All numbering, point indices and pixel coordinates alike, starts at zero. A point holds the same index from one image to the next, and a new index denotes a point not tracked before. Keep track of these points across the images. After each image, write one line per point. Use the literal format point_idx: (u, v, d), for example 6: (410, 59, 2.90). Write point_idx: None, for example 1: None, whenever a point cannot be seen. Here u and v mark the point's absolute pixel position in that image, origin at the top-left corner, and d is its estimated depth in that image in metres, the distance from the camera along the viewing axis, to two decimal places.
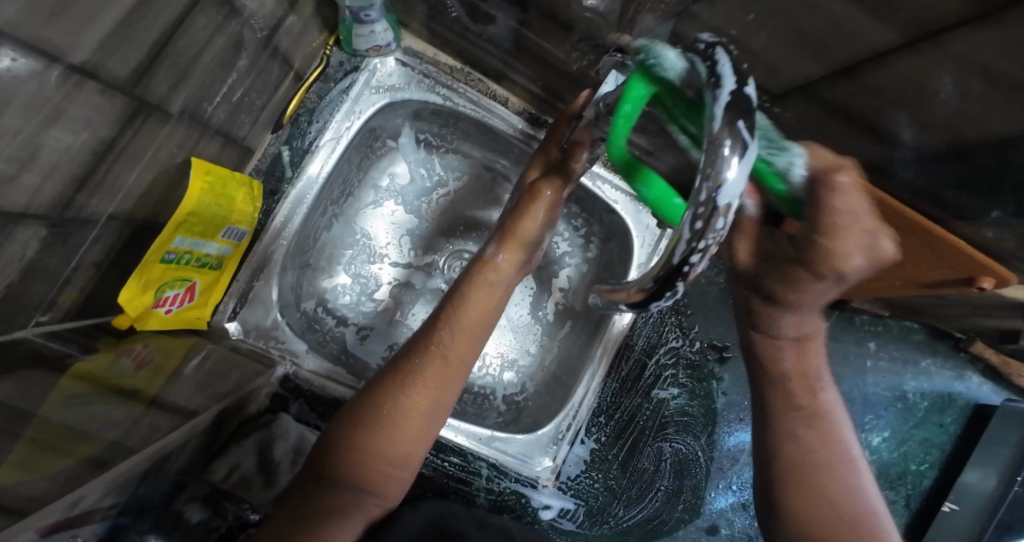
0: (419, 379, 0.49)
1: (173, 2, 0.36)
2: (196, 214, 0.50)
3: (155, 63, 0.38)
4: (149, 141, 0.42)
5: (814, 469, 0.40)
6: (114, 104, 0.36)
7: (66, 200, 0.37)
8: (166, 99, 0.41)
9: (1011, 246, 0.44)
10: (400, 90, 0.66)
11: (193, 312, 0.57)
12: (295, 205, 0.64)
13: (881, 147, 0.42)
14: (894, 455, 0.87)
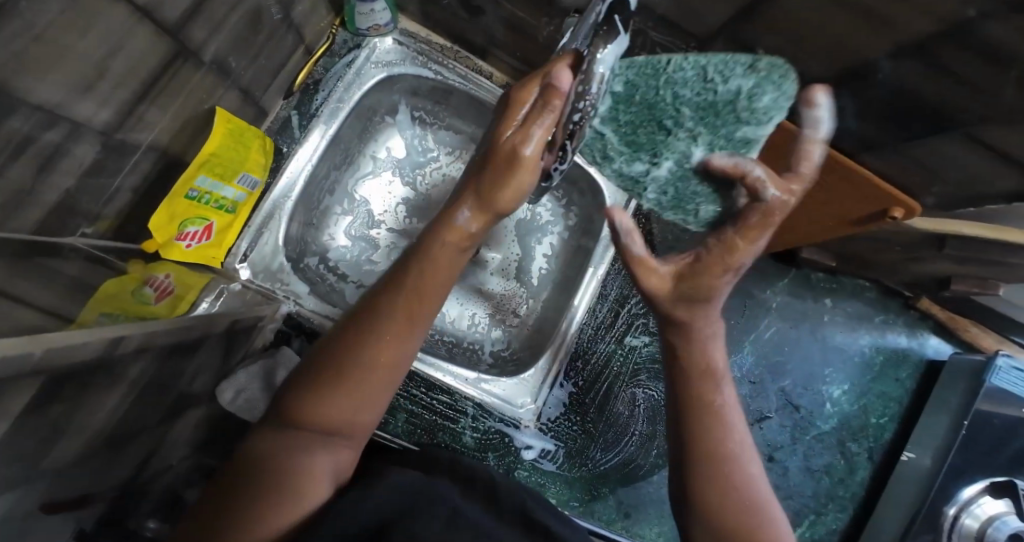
0: (385, 327, 0.41)
1: None
2: (216, 156, 0.58)
3: (195, 13, 0.46)
4: (185, 82, 0.50)
5: (721, 461, 0.38)
6: (163, 44, 0.44)
7: (120, 124, 0.44)
8: (201, 49, 0.49)
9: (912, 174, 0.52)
10: (396, 65, 0.75)
11: (209, 250, 0.64)
12: (301, 163, 0.71)
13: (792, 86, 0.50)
14: (855, 407, 0.93)
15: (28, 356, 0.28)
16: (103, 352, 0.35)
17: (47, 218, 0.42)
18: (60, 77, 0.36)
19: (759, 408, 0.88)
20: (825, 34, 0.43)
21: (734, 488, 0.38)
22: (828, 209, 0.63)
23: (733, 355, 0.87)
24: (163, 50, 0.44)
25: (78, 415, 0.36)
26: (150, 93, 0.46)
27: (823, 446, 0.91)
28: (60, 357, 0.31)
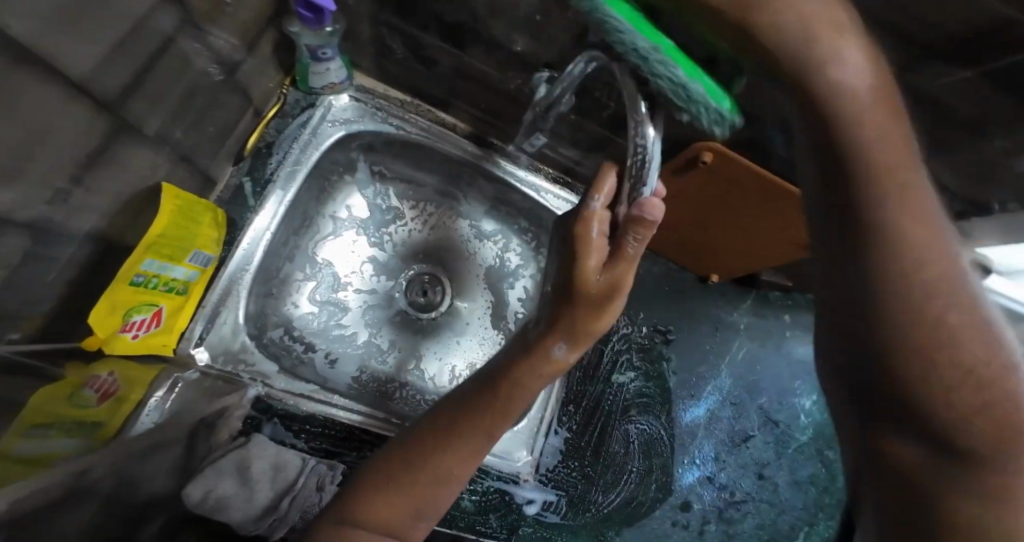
0: (468, 430, 0.42)
1: (151, 38, 0.43)
2: (163, 237, 0.53)
3: (134, 87, 0.43)
4: (126, 157, 0.46)
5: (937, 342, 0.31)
6: (98, 121, 0.41)
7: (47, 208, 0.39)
8: (141, 121, 0.46)
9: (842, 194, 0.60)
10: (354, 122, 0.73)
11: (157, 338, 0.57)
12: (259, 231, 0.66)
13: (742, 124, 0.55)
14: (825, 415, 0.95)
15: None
16: None
17: None
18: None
19: (743, 428, 0.90)
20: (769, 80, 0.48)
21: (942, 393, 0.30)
22: (781, 233, 0.70)
23: (713, 379, 0.88)
24: (99, 128, 0.41)
25: None
26: (83, 174, 0.42)
27: (804, 457, 0.93)
28: None
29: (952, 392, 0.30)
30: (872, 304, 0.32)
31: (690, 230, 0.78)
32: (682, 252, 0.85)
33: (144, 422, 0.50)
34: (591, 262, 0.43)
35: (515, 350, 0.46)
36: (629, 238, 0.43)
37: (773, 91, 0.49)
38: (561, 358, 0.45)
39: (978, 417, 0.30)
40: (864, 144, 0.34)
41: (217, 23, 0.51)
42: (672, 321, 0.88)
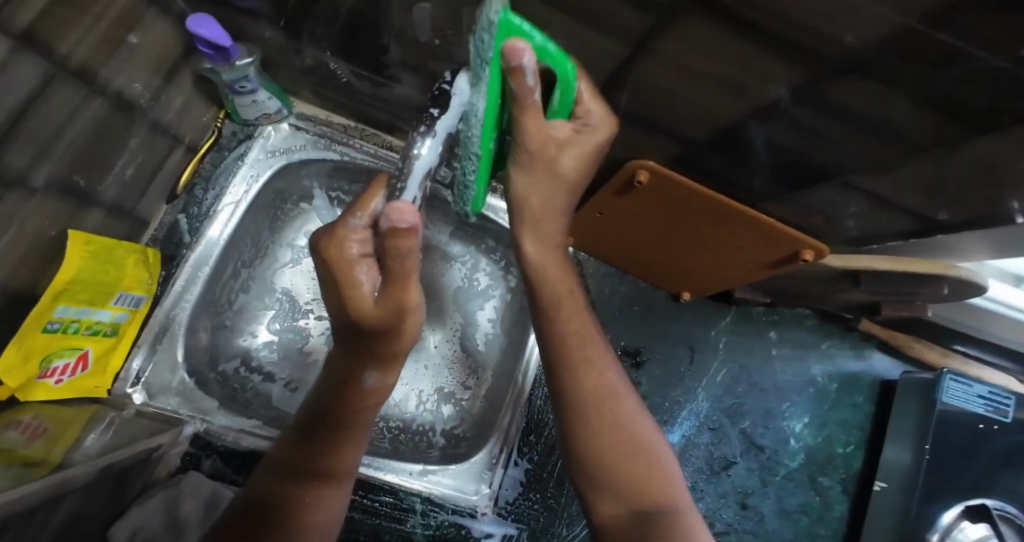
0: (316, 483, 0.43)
1: (29, 79, 0.39)
2: (76, 281, 0.52)
3: (9, 137, 0.40)
4: (16, 211, 0.44)
5: (609, 430, 0.51)
6: None
7: None
8: (27, 173, 0.43)
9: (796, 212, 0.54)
10: (295, 151, 0.72)
11: (88, 380, 0.57)
12: (197, 266, 0.66)
13: (675, 142, 0.51)
14: (819, 439, 0.89)
15: None
16: None
17: None
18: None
19: (723, 454, 0.84)
20: (688, 98, 0.43)
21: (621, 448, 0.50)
22: (746, 256, 0.64)
23: (689, 402, 0.83)
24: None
25: None
26: None
27: (794, 485, 0.87)
28: None
29: (609, 448, 0.50)
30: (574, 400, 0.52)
31: (654, 249, 0.70)
32: (646, 272, 0.79)
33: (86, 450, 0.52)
34: (360, 282, 0.36)
35: (331, 383, 0.43)
36: (393, 255, 0.32)
37: (693, 110, 0.45)
38: (378, 385, 0.43)
39: (629, 469, 0.49)
40: (548, 308, 0.53)
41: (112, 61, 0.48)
42: (641, 342, 0.82)
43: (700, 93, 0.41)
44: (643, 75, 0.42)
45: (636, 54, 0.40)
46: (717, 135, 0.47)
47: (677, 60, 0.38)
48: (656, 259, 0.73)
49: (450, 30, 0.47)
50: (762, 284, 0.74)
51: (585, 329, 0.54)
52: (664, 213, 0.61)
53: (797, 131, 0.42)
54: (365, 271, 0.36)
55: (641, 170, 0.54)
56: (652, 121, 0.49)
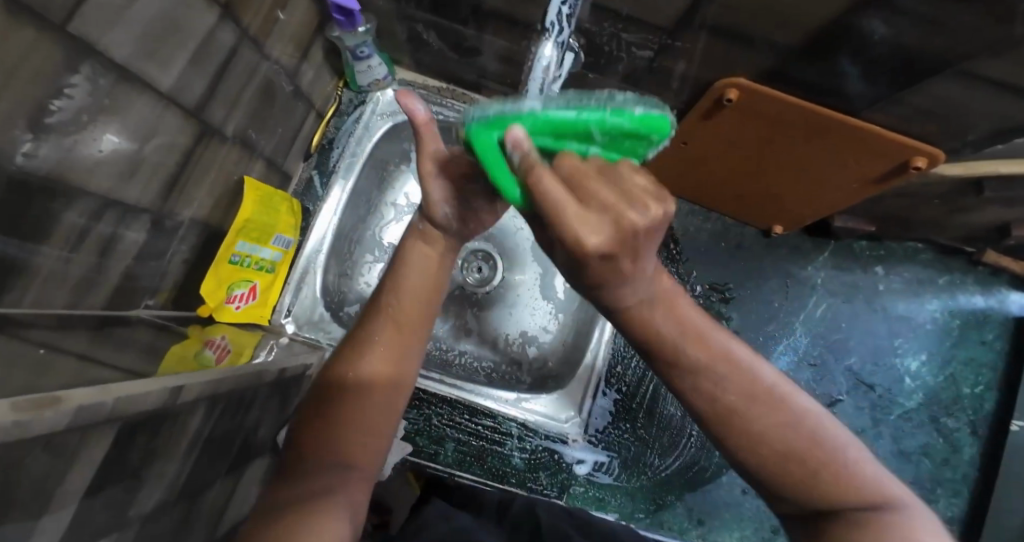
0: (382, 341, 0.48)
1: (220, 48, 0.49)
2: (252, 221, 0.64)
3: (211, 95, 0.50)
4: (213, 159, 0.55)
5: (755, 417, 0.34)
6: (187, 128, 0.48)
7: (162, 201, 0.49)
8: (220, 126, 0.54)
9: (904, 117, 0.52)
10: (399, 113, 0.80)
11: (256, 308, 0.70)
12: (326, 219, 0.77)
13: (765, 55, 0.51)
14: (941, 379, 0.83)
15: (100, 405, 0.32)
16: (167, 402, 0.38)
17: (111, 291, 0.47)
18: (102, 171, 0.40)
19: (826, 392, 0.81)
20: (782, 0, 0.43)
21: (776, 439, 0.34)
22: (842, 173, 0.62)
23: (785, 338, 0.81)
24: (189, 133, 0.49)
25: (156, 464, 0.40)
26: (183, 175, 0.51)
27: (912, 426, 0.82)
28: (132, 407, 0.35)
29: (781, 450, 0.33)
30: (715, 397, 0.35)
31: (740, 176, 0.70)
32: (735, 206, 0.78)
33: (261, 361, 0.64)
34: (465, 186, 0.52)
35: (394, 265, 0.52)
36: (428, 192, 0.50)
37: (787, 13, 0.45)
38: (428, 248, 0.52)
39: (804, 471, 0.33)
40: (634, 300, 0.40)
41: (271, 36, 0.58)
42: (731, 277, 0.82)
43: None
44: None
45: None
46: (810, 38, 0.47)
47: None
48: (747, 189, 0.72)
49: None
50: (867, 209, 0.71)
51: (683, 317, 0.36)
52: (758, 134, 0.60)
53: (903, 21, 0.41)
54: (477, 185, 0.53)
55: (731, 88, 0.55)
56: (742, 35, 0.49)
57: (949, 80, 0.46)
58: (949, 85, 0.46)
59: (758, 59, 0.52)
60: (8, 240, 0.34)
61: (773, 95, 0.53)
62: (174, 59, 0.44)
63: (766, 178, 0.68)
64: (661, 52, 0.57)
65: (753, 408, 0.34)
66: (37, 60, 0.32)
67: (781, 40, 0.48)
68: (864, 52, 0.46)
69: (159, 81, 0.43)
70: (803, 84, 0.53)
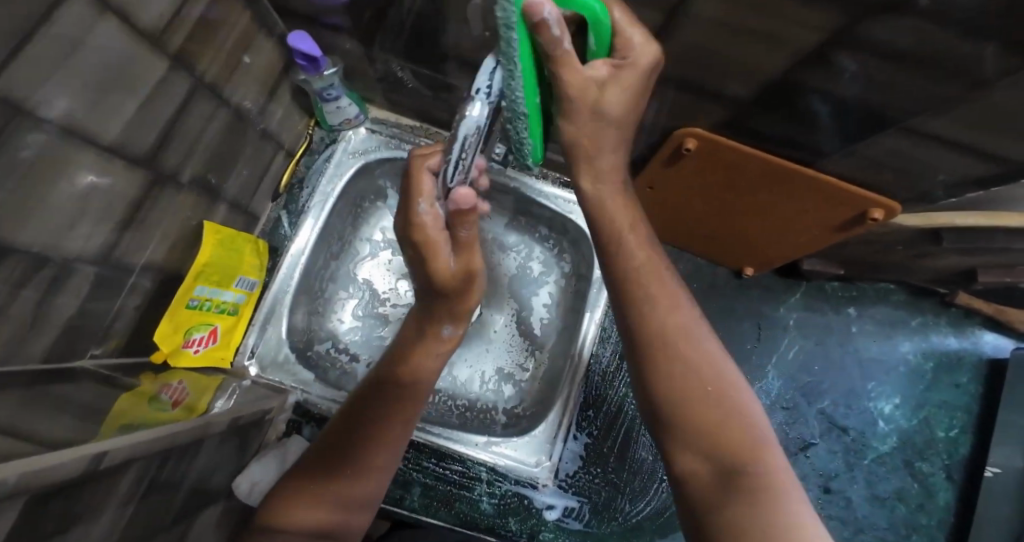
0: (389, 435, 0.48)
1: (174, 95, 0.49)
2: (210, 265, 0.63)
3: (166, 140, 0.50)
4: (168, 202, 0.54)
5: (696, 389, 0.43)
6: (138, 175, 0.48)
7: (109, 248, 0.48)
8: (176, 171, 0.53)
9: (859, 169, 0.53)
10: (372, 152, 0.80)
11: (217, 352, 0.69)
12: (294, 258, 0.76)
13: (721, 108, 0.51)
14: (914, 422, 0.83)
15: (2, 482, 0.29)
16: (86, 469, 0.37)
17: (53, 341, 0.46)
18: (40, 224, 0.39)
19: (800, 435, 0.80)
20: (730, 58, 0.44)
21: (709, 414, 0.42)
22: (804, 222, 0.62)
23: (758, 381, 0.80)
24: (140, 179, 0.48)
25: (81, 530, 0.38)
26: (135, 220, 0.50)
27: (886, 470, 0.82)
28: (41, 479, 0.32)
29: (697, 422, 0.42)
30: (665, 353, 0.44)
31: (707, 222, 0.70)
32: (707, 247, 0.77)
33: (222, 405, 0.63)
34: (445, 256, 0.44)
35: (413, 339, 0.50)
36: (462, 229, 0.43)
37: (737, 69, 0.45)
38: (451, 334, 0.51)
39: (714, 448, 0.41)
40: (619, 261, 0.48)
41: (233, 77, 0.57)
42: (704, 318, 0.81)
43: (741, 51, 0.42)
44: (680, 38, 0.44)
45: (673, 19, 0.41)
46: (762, 93, 0.47)
47: (711, 20, 0.40)
48: (716, 233, 0.72)
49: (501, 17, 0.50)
50: (835, 253, 0.71)
51: (687, 321, 0.46)
52: (718, 182, 0.60)
53: (849, 81, 0.42)
54: (447, 249, 0.43)
55: (689, 138, 0.55)
56: (697, 88, 0.50)
57: (901, 137, 0.46)
58: (898, 142, 0.46)
59: (716, 110, 0.52)
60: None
61: (732, 146, 0.53)
62: (123, 108, 0.43)
63: (734, 223, 0.68)
64: None
65: (695, 380, 0.43)
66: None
67: (734, 95, 0.49)
68: (818, 107, 0.46)
69: (104, 130, 0.42)
70: (761, 136, 0.54)
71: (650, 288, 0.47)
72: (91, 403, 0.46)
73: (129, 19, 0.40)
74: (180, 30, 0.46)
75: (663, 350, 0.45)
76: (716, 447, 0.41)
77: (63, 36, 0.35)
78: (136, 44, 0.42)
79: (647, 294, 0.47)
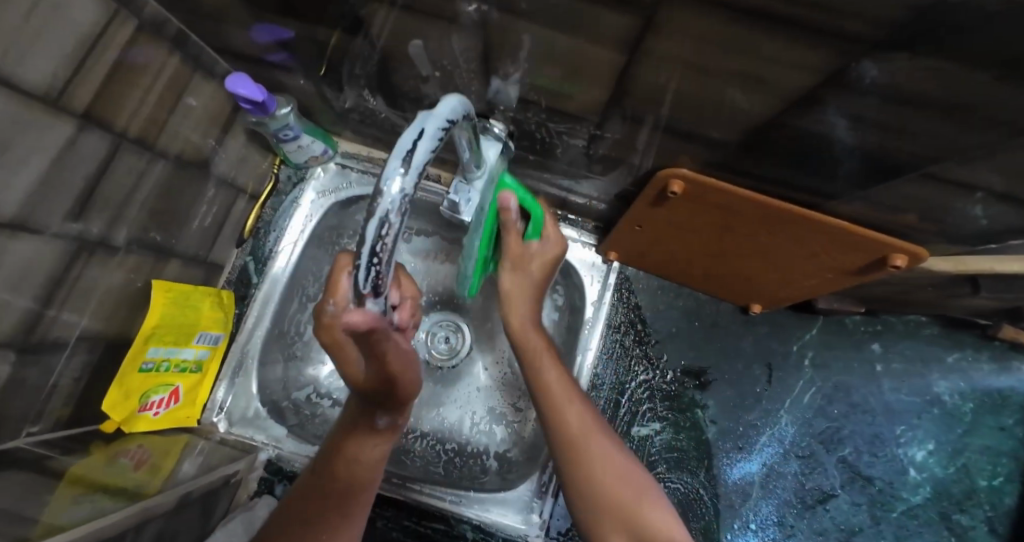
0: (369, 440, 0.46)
1: (92, 157, 0.44)
2: (163, 325, 0.60)
3: (89, 205, 0.46)
4: (105, 267, 0.51)
5: (602, 485, 0.51)
6: (55, 246, 0.43)
7: (31, 327, 0.44)
8: (107, 234, 0.49)
9: (876, 213, 0.45)
10: (344, 190, 0.75)
11: (180, 412, 0.65)
12: (263, 303, 0.72)
13: (705, 148, 0.44)
14: (952, 471, 0.74)
15: None
16: None
17: None
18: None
19: (818, 486, 0.72)
20: (708, 100, 0.36)
21: (614, 506, 0.50)
22: (817, 265, 0.54)
23: (769, 428, 0.73)
24: (60, 250, 0.44)
25: None
26: (61, 291, 0.46)
27: (918, 524, 0.73)
28: None
29: (616, 507, 0.50)
30: (576, 458, 0.52)
31: (706, 261, 0.62)
32: (714, 286, 0.69)
33: (183, 472, 0.60)
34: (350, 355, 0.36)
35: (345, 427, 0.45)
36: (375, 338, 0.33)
37: (718, 110, 0.38)
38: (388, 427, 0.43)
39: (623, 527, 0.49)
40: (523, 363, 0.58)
41: (170, 127, 0.53)
42: (708, 360, 0.74)
43: (719, 91, 0.35)
44: (646, 79, 0.37)
45: (633, 57, 0.34)
46: (748, 136, 0.40)
47: (680, 61, 0.33)
48: (722, 273, 0.64)
49: (447, 58, 0.44)
50: (856, 292, 0.62)
51: (591, 424, 0.54)
52: (711, 223, 0.53)
53: (854, 124, 0.34)
54: (356, 352, 0.35)
55: (673, 179, 0.48)
56: (674, 128, 0.42)
57: (926, 183, 0.38)
58: (920, 187, 0.38)
59: (701, 150, 0.45)
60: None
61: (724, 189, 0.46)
62: (23, 180, 0.38)
63: (742, 264, 0.59)
64: (593, 141, 0.52)
65: (602, 478, 0.51)
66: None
67: (718, 136, 0.41)
68: (818, 151, 0.39)
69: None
70: (756, 178, 0.46)
71: (552, 397, 0.55)
72: (12, 499, 0.42)
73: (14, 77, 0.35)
74: (89, 85, 0.41)
75: (564, 451, 0.53)
76: (635, 529, 0.49)
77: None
78: (27, 108, 0.37)
79: (549, 402, 0.55)
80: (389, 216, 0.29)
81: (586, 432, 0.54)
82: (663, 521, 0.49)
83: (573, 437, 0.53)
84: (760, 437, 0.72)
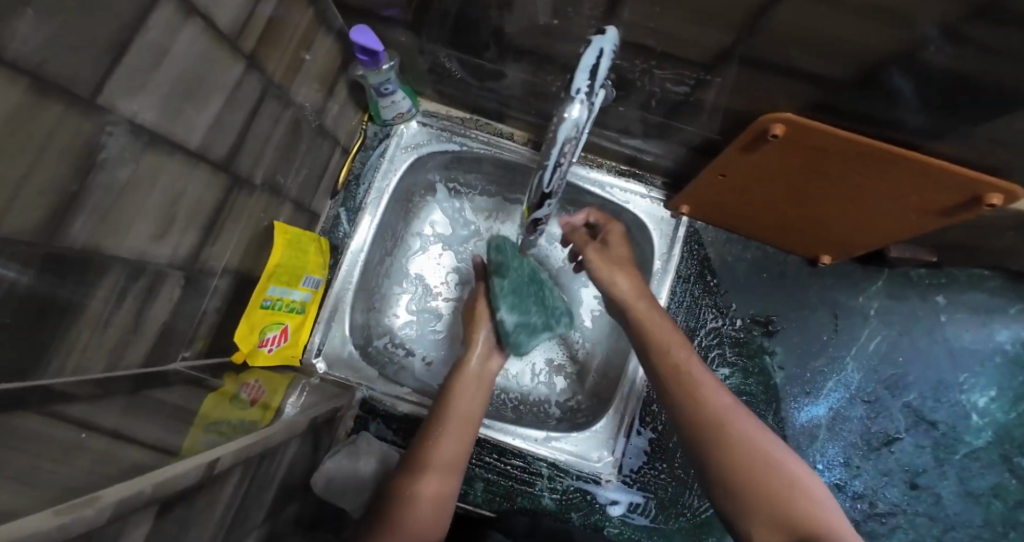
0: (444, 431, 0.58)
1: (239, 105, 0.50)
2: (281, 265, 0.65)
3: (240, 145, 0.52)
4: (241, 207, 0.56)
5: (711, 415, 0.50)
6: (210, 182, 0.49)
7: (188, 256, 0.50)
8: (243, 177, 0.54)
9: (967, 149, 0.48)
10: (424, 145, 0.80)
11: (288, 350, 0.71)
12: (355, 256, 0.77)
13: (805, 89, 0.47)
14: (1013, 416, 0.77)
15: (140, 495, 0.30)
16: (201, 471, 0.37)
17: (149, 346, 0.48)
18: (139, 230, 0.42)
19: (883, 429, 0.75)
20: (820, 38, 0.40)
21: (723, 438, 0.48)
22: (899, 208, 0.56)
23: (836, 373, 0.76)
24: (219, 184, 0.50)
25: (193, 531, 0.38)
26: (211, 225, 0.51)
27: (981, 466, 0.76)
28: (168, 483, 0.33)
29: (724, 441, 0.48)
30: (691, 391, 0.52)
31: (790, 206, 0.64)
32: (778, 236, 0.73)
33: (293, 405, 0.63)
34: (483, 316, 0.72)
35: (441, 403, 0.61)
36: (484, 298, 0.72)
37: (829, 49, 0.41)
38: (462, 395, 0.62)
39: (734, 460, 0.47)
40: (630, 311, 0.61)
41: (291, 82, 0.58)
42: (774, 309, 0.76)
43: (829, 29, 0.39)
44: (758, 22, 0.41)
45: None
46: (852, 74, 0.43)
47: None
48: (794, 221, 0.67)
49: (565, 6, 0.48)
50: (936, 238, 0.64)
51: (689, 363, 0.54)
52: (801, 165, 0.55)
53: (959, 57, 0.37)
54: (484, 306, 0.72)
55: (775, 124, 0.50)
56: (778, 71, 0.46)
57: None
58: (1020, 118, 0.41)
59: (801, 92, 0.48)
60: (55, 296, 0.36)
61: (823, 131, 0.49)
62: (203, 114, 0.45)
63: (808, 210, 0.63)
64: (698, 87, 0.53)
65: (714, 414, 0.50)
66: (63, 136, 0.32)
67: (821, 74, 0.45)
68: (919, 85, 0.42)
69: (189, 136, 0.44)
70: (858, 117, 0.49)
71: (659, 335, 0.58)
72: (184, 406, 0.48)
73: (208, 23, 0.41)
74: (242, 35, 0.46)
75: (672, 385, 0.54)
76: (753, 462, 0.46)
77: (154, 39, 0.37)
78: (213, 48, 0.43)
79: (657, 340, 0.57)
80: (571, 132, 0.34)
81: (682, 373, 0.54)
82: (744, 439, 0.48)
83: (678, 374, 0.54)
84: (825, 382, 0.75)
